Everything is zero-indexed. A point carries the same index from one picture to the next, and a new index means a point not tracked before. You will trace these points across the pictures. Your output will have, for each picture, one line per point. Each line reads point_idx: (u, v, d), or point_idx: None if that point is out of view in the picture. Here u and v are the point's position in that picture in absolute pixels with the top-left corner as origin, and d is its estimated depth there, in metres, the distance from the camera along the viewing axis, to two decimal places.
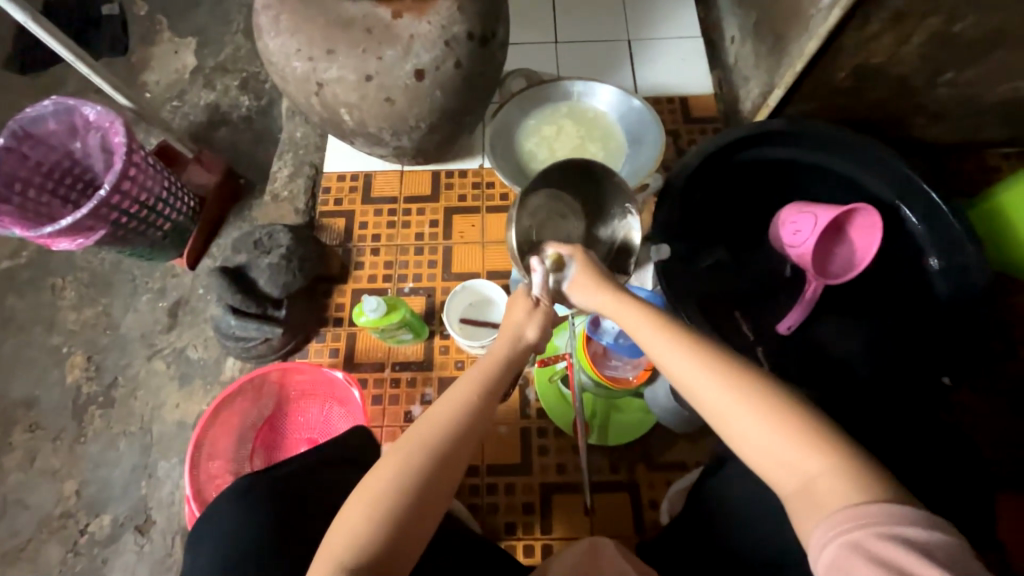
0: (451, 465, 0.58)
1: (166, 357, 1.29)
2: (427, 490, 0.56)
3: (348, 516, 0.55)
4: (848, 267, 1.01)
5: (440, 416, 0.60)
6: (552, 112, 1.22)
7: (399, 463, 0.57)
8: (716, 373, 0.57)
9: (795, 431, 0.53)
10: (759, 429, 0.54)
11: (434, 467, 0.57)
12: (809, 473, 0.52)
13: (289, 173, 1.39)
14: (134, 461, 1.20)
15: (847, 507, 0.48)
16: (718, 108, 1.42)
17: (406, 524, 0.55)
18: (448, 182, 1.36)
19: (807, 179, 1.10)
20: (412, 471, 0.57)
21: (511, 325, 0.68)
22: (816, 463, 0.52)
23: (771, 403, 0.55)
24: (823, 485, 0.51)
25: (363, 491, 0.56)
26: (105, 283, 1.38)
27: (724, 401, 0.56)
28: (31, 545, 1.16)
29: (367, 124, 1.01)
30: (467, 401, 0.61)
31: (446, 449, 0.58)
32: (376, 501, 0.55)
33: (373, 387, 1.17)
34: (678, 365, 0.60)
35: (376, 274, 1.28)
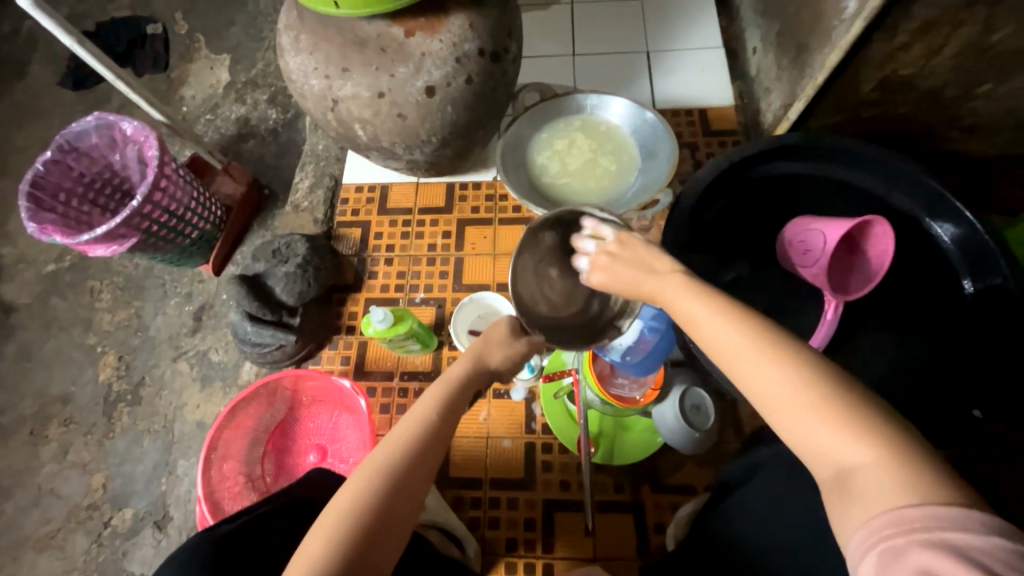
0: (413, 478, 0.60)
1: (190, 358, 1.35)
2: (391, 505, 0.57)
3: (317, 537, 0.54)
4: (863, 282, 0.98)
5: (401, 435, 0.62)
6: (564, 125, 1.22)
7: (366, 480, 0.58)
8: (768, 353, 0.55)
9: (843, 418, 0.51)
10: (810, 413, 0.52)
11: (396, 483, 0.58)
12: (846, 467, 0.49)
13: (310, 184, 1.44)
14: (156, 459, 1.26)
15: (927, 507, 0.43)
16: (738, 120, 1.39)
17: (373, 542, 0.55)
18: (462, 194, 1.38)
19: (829, 194, 1.06)
20: (380, 486, 0.58)
21: (481, 350, 0.72)
22: (860, 455, 0.49)
23: (824, 395, 0.52)
24: (861, 481, 0.48)
25: (330, 511, 0.56)
26: (137, 287, 1.46)
27: (773, 387, 0.54)
28: (60, 534, 1.22)
29: (379, 138, 1.03)
30: (429, 418, 0.64)
31: (409, 464, 0.60)
32: (343, 521, 0.55)
33: (381, 395, 1.19)
34: (736, 352, 0.57)
35: (388, 284, 1.30)
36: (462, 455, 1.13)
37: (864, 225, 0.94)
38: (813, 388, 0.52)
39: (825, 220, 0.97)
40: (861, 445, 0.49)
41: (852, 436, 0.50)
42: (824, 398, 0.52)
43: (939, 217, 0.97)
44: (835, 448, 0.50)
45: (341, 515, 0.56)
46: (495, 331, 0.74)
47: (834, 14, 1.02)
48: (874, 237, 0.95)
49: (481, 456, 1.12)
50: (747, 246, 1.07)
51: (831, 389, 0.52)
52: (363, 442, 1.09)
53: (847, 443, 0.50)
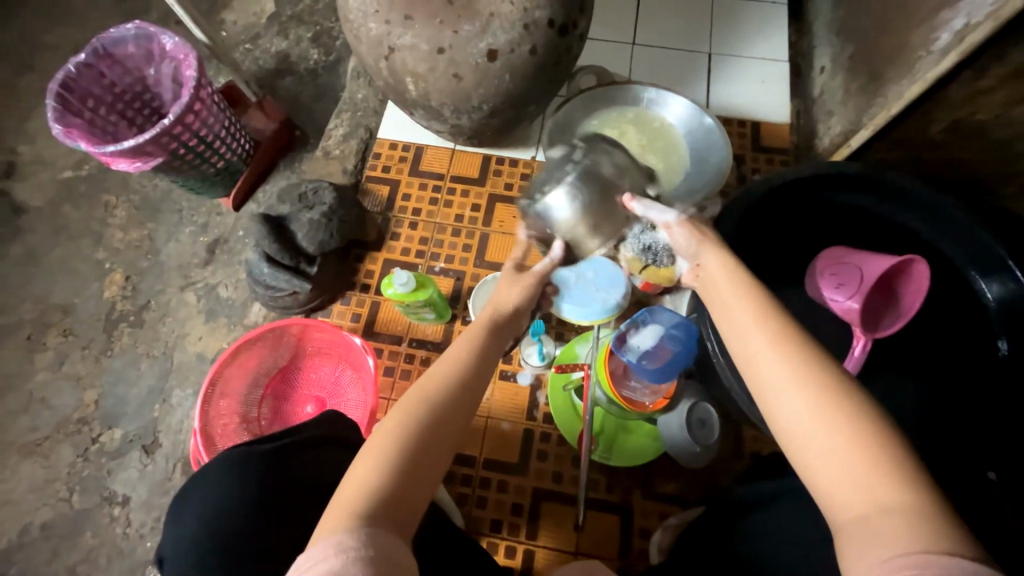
0: (453, 411, 0.58)
1: (198, 290, 1.33)
2: (434, 432, 0.56)
3: (364, 459, 0.54)
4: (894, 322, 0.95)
5: (441, 371, 0.60)
6: (617, 115, 1.18)
7: (409, 409, 0.57)
8: (800, 377, 0.53)
9: (853, 435, 0.50)
10: (805, 412, 0.52)
11: (436, 415, 0.57)
12: (874, 500, 0.47)
13: (344, 133, 1.41)
14: (151, 384, 1.24)
15: (954, 556, 0.41)
16: (791, 140, 1.34)
17: (415, 470, 0.54)
18: (497, 169, 1.34)
19: (876, 231, 1.04)
20: (420, 417, 0.57)
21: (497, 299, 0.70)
22: (894, 497, 0.47)
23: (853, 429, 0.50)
24: (889, 518, 0.46)
25: (376, 438, 0.56)
26: (153, 209, 1.43)
27: (799, 413, 0.52)
28: (46, 444, 1.22)
29: (429, 96, 0.99)
30: (466, 356, 0.62)
31: (446, 399, 0.58)
32: (384, 449, 0.55)
33: (387, 358, 1.17)
34: (764, 366, 0.56)
35: (410, 248, 1.28)
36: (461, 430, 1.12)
37: (902, 263, 0.93)
38: (841, 421, 0.50)
39: (859, 255, 0.96)
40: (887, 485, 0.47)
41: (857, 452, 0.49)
42: (832, 404, 0.51)
43: (987, 273, 0.94)
44: (827, 459, 0.50)
45: (386, 442, 0.55)
46: (511, 277, 0.71)
47: (922, 44, 0.98)
48: (912, 275, 0.93)
49: (479, 434, 1.11)
50: (781, 268, 1.05)
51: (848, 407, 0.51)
52: (364, 402, 1.08)
53: (880, 486, 0.47)
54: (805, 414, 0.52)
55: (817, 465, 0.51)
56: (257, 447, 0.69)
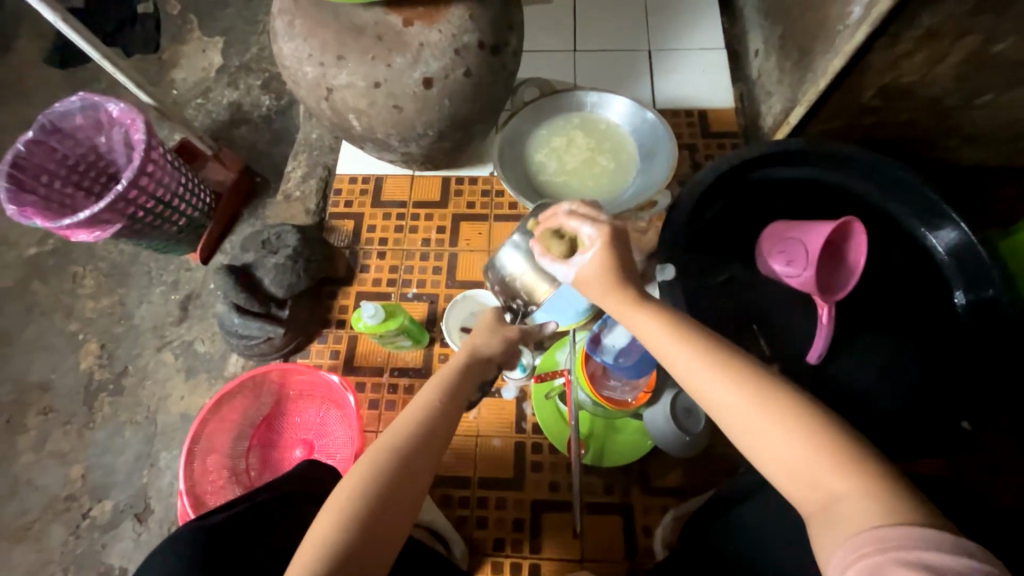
0: (412, 469, 0.58)
1: (175, 349, 1.32)
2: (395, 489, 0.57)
3: (324, 516, 0.55)
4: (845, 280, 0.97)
5: (406, 420, 0.61)
6: (563, 122, 1.20)
7: (370, 465, 0.57)
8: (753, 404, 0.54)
9: (788, 425, 0.53)
10: (755, 416, 0.54)
11: (402, 465, 0.58)
12: (827, 491, 0.50)
13: (302, 174, 1.42)
14: (138, 450, 1.23)
15: (893, 527, 0.45)
16: (738, 123, 1.38)
17: (376, 529, 0.55)
18: (458, 189, 1.36)
19: (829, 201, 1.05)
20: (379, 478, 0.57)
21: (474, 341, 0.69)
22: (843, 487, 0.49)
23: (820, 451, 0.51)
24: (839, 504, 0.49)
25: (335, 494, 0.57)
26: (122, 274, 1.42)
27: (770, 438, 0.53)
28: (36, 526, 1.19)
29: (374, 129, 1.01)
30: (429, 404, 0.62)
31: (403, 456, 0.58)
32: (347, 502, 0.55)
33: (370, 391, 1.17)
34: (720, 398, 0.56)
35: (381, 278, 1.28)
36: (451, 452, 1.11)
37: (843, 227, 0.94)
38: (810, 443, 0.52)
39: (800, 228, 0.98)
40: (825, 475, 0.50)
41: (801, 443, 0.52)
42: (784, 423, 0.53)
43: (934, 227, 0.97)
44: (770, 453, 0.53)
45: (345, 500, 0.56)
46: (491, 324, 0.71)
47: (840, 19, 1.01)
48: (858, 238, 0.94)
49: (470, 454, 1.11)
50: (734, 247, 1.07)
51: (809, 430, 0.52)
52: (351, 438, 1.08)
53: (832, 476, 0.50)
54: (772, 437, 0.53)
55: (763, 453, 0.54)
56: (208, 520, 0.67)
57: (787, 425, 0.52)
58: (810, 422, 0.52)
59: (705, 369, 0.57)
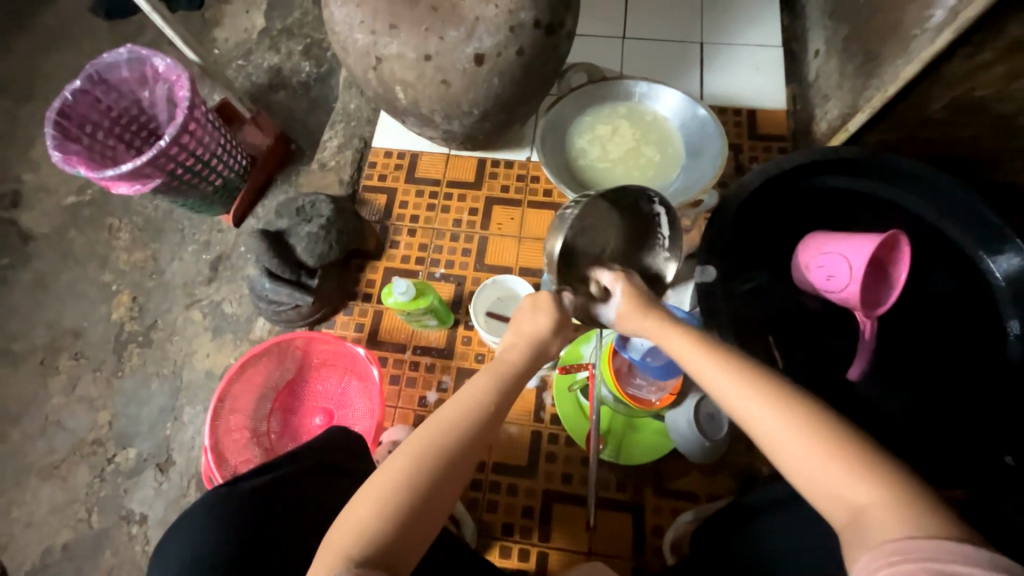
0: (457, 464, 0.58)
1: (203, 308, 1.34)
2: (438, 485, 0.56)
3: (361, 501, 0.55)
4: (887, 294, 0.93)
5: (453, 418, 0.60)
6: (609, 111, 1.17)
7: (414, 459, 0.57)
8: (776, 407, 0.56)
9: (807, 427, 0.54)
10: (763, 410, 0.56)
11: (444, 462, 0.57)
12: (851, 500, 0.51)
13: (338, 144, 1.41)
14: (163, 403, 1.26)
15: (927, 537, 0.45)
16: (789, 125, 1.32)
17: (413, 521, 0.55)
18: (493, 171, 1.34)
19: (880, 214, 1.01)
20: (425, 467, 0.57)
21: (537, 336, 0.67)
22: (865, 494, 0.51)
23: (846, 458, 0.52)
24: (865, 514, 0.49)
25: (373, 481, 0.56)
26: (156, 229, 1.44)
27: (793, 442, 0.54)
28: (63, 466, 1.24)
29: (419, 104, 0.99)
30: (480, 406, 0.61)
31: (446, 451, 0.58)
32: (387, 492, 0.55)
33: (392, 366, 1.18)
34: (737, 401, 0.58)
35: (409, 256, 1.28)
36: None
37: (889, 241, 0.90)
38: (835, 450, 0.53)
39: (840, 239, 0.93)
40: (826, 456, 0.53)
41: (786, 418, 0.55)
42: (810, 429, 0.54)
43: (994, 251, 0.93)
44: (766, 430, 0.56)
45: (385, 489, 0.55)
46: (548, 309, 0.68)
47: (917, 23, 0.96)
48: (902, 256, 0.91)
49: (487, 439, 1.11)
50: (773, 255, 1.03)
51: (835, 441, 0.53)
52: (371, 412, 1.09)
53: (854, 482, 0.51)
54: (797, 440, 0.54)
55: (787, 460, 0.55)
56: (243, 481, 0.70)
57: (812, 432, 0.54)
58: (837, 434, 0.54)
59: (721, 372, 0.60)
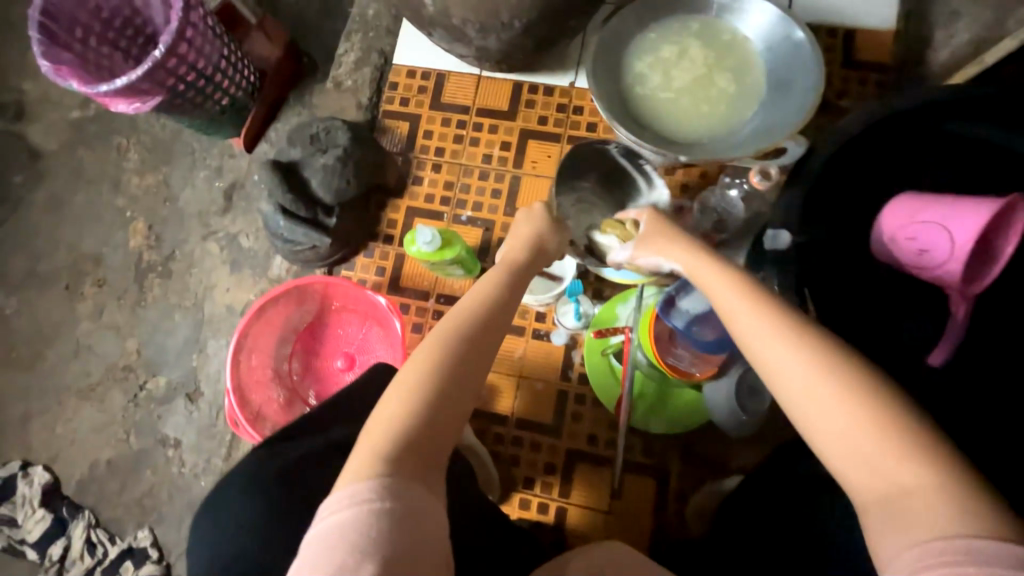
0: (477, 351, 0.64)
1: (220, 240, 1.29)
2: (462, 371, 0.61)
3: (395, 391, 0.60)
4: (985, 271, 0.79)
5: (467, 309, 0.66)
6: (677, 27, 0.96)
7: (438, 349, 0.62)
8: (818, 372, 0.54)
9: (847, 399, 0.52)
10: (800, 372, 0.55)
11: (466, 350, 0.63)
12: (892, 483, 0.49)
13: (355, 60, 1.24)
14: (187, 335, 1.26)
15: (985, 538, 0.43)
16: (894, 53, 1.08)
17: (445, 401, 0.59)
18: (530, 99, 1.17)
19: (1006, 173, 0.81)
20: (442, 356, 0.62)
21: (528, 234, 0.77)
22: (911, 479, 0.48)
23: (893, 439, 0.50)
24: (903, 500, 0.48)
25: (404, 372, 0.61)
26: (166, 152, 1.35)
27: (830, 413, 0.52)
28: (99, 388, 1.27)
29: (449, 12, 0.82)
30: (489, 296, 0.68)
31: (466, 341, 0.63)
32: (417, 380, 0.60)
33: (414, 314, 1.12)
34: (776, 360, 0.56)
35: (434, 195, 1.16)
36: (489, 390, 1.08)
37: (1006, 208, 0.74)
38: (880, 429, 0.51)
39: (939, 205, 0.78)
40: (845, 411, 0.52)
41: (813, 369, 0.54)
42: (853, 400, 0.52)
43: None
44: (789, 381, 0.55)
45: (417, 377, 0.60)
46: (542, 219, 0.79)
47: None
48: (1013, 228, 0.76)
49: (511, 395, 1.08)
50: (854, 219, 0.88)
51: (880, 416, 0.51)
52: (393, 361, 1.05)
53: (893, 465, 0.49)
54: (836, 410, 0.52)
55: (819, 434, 0.53)
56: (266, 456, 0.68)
57: (860, 405, 0.51)
58: (886, 411, 0.51)
59: (768, 328, 0.58)
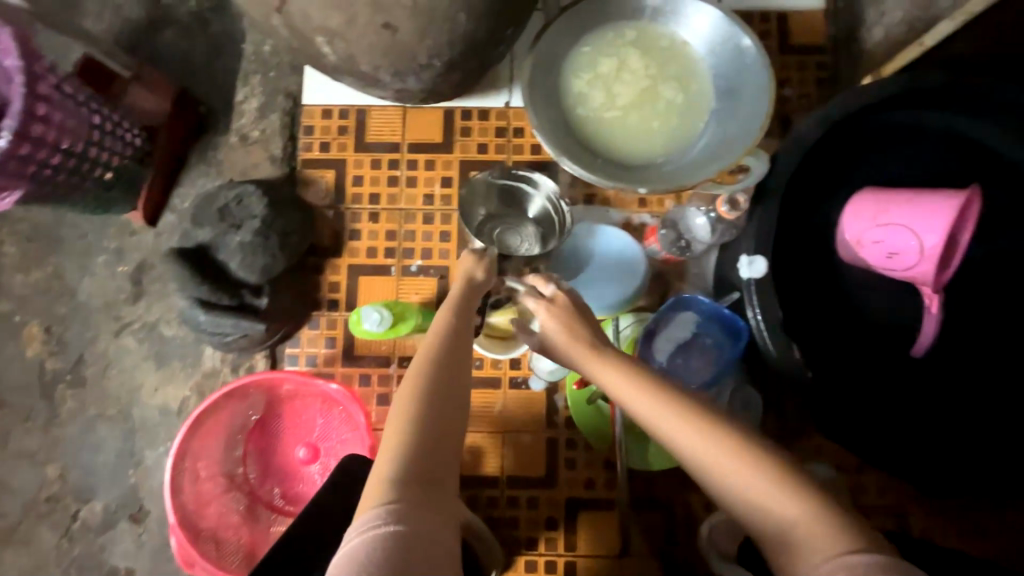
0: (456, 380, 0.55)
1: (137, 332, 1.11)
2: (447, 407, 0.53)
3: (384, 451, 0.50)
4: (949, 263, 0.76)
5: (428, 347, 0.57)
6: (612, 37, 0.88)
7: (412, 392, 0.53)
8: (702, 431, 0.51)
9: (732, 449, 0.50)
10: (684, 434, 0.52)
11: (442, 386, 0.54)
12: (789, 511, 0.48)
13: (259, 105, 1.09)
14: (118, 448, 1.09)
15: None
16: (829, 33, 1.05)
17: (436, 444, 0.51)
18: (466, 126, 1.07)
19: (953, 159, 0.83)
20: (417, 399, 0.53)
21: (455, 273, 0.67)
22: (797, 506, 0.48)
23: (782, 472, 0.49)
24: (814, 525, 0.47)
25: (387, 428, 0.52)
26: (51, 239, 1.15)
27: (728, 470, 0.50)
28: (22, 529, 1.09)
29: (356, 60, 0.69)
30: (447, 326, 0.59)
31: (440, 374, 0.54)
32: (403, 432, 0.50)
33: (377, 385, 1.00)
34: (664, 427, 0.53)
35: (376, 247, 1.05)
36: (474, 455, 1.00)
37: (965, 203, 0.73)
38: (776, 472, 0.49)
39: (897, 205, 0.75)
40: (739, 465, 0.50)
41: (702, 437, 0.51)
42: (739, 451, 0.50)
43: None
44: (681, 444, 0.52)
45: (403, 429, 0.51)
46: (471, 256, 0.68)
47: None
48: (969, 220, 0.74)
49: (498, 454, 1.00)
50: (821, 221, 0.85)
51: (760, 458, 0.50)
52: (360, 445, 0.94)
53: (797, 495, 0.48)
54: (733, 467, 0.50)
55: (729, 491, 0.50)
56: None
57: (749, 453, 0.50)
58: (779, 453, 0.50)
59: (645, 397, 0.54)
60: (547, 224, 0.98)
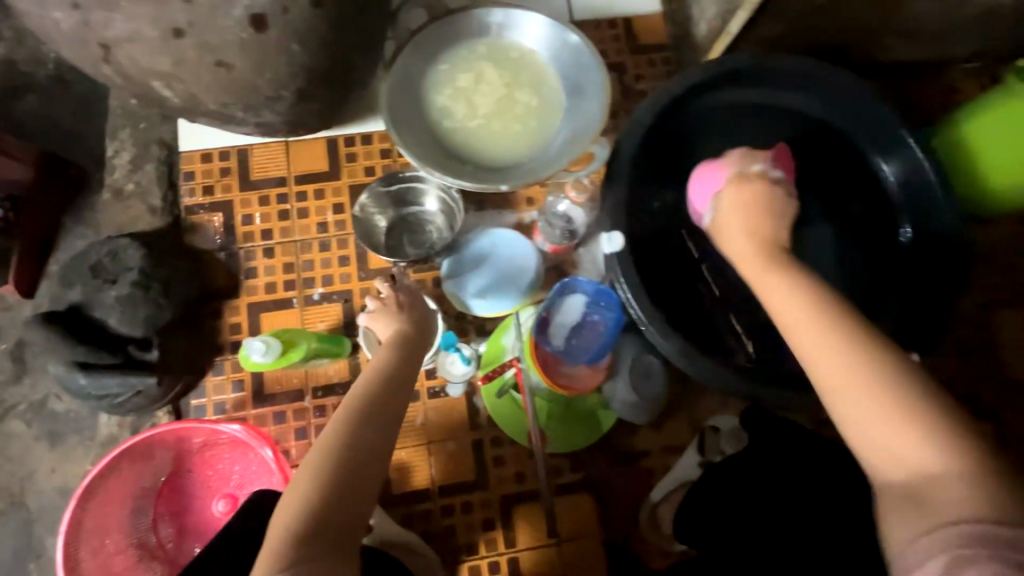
0: (376, 427, 0.64)
1: (23, 414, 1.03)
2: (365, 449, 0.61)
3: (302, 477, 0.59)
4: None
5: (358, 390, 0.67)
6: (464, 53, 0.94)
7: (337, 431, 0.62)
8: (871, 371, 0.56)
9: (876, 394, 0.55)
10: (857, 380, 0.56)
11: (364, 429, 0.63)
12: (912, 470, 0.53)
13: (132, 158, 1.07)
14: (15, 544, 1.00)
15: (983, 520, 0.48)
16: (669, 32, 1.18)
17: (348, 484, 0.59)
18: (350, 152, 1.09)
19: (775, 125, 0.94)
20: (338, 438, 0.61)
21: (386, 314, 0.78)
22: (928, 460, 0.52)
23: (912, 421, 0.53)
24: (922, 484, 0.52)
25: (308, 459, 0.61)
26: None
27: (858, 412, 0.55)
28: None
29: (200, 98, 0.71)
30: (379, 371, 0.69)
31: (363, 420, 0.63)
32: (321, 467, 0.59)
33: (293, 420, 0.98)
34: (840, 373, 0.57)
35: (275, 282, 1.04)
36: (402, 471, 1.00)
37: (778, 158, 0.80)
38: (916, 420, 0.53)
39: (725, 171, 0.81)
40: (888, 415, 0.54)
41: (848, 373, 0.56)
42: (880, 395, 0.55)
43: (885, 152, 0.90)
44: (843, 392, 0.56)
45: (320, 462, 0.60)
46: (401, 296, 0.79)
47: None
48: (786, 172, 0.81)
49: (427, 465, 1.01)
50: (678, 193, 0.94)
51: (906, 405, 0.54)
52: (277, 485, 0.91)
53: (919, 449, 0.53)
54: (864, 413, 0.55)
55: (859, 433, 0.55)
56: None
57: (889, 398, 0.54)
58: (903, 397, 0.54)
59: (843, 340, 0.58)
60: (450, 214, 1.04)
